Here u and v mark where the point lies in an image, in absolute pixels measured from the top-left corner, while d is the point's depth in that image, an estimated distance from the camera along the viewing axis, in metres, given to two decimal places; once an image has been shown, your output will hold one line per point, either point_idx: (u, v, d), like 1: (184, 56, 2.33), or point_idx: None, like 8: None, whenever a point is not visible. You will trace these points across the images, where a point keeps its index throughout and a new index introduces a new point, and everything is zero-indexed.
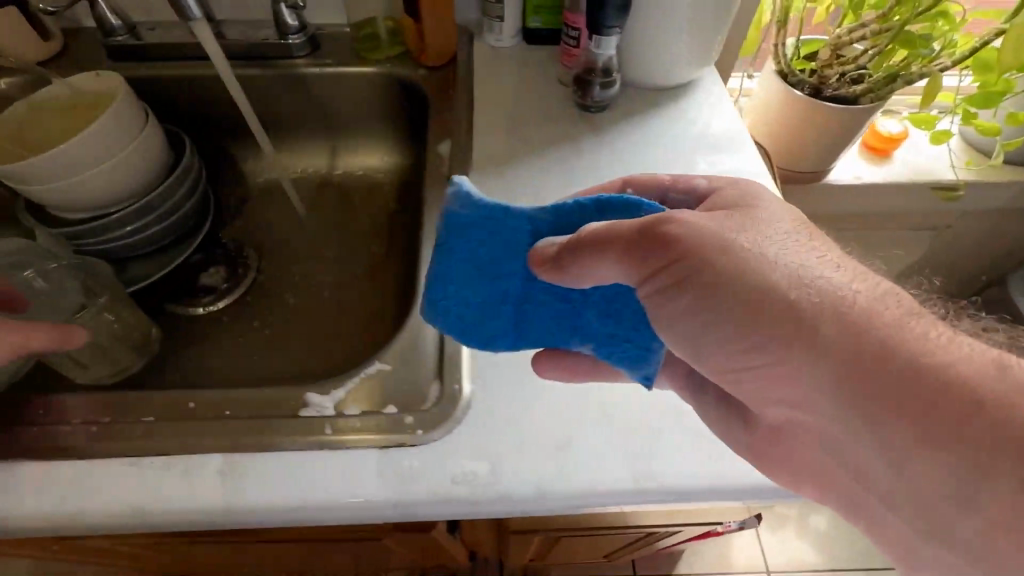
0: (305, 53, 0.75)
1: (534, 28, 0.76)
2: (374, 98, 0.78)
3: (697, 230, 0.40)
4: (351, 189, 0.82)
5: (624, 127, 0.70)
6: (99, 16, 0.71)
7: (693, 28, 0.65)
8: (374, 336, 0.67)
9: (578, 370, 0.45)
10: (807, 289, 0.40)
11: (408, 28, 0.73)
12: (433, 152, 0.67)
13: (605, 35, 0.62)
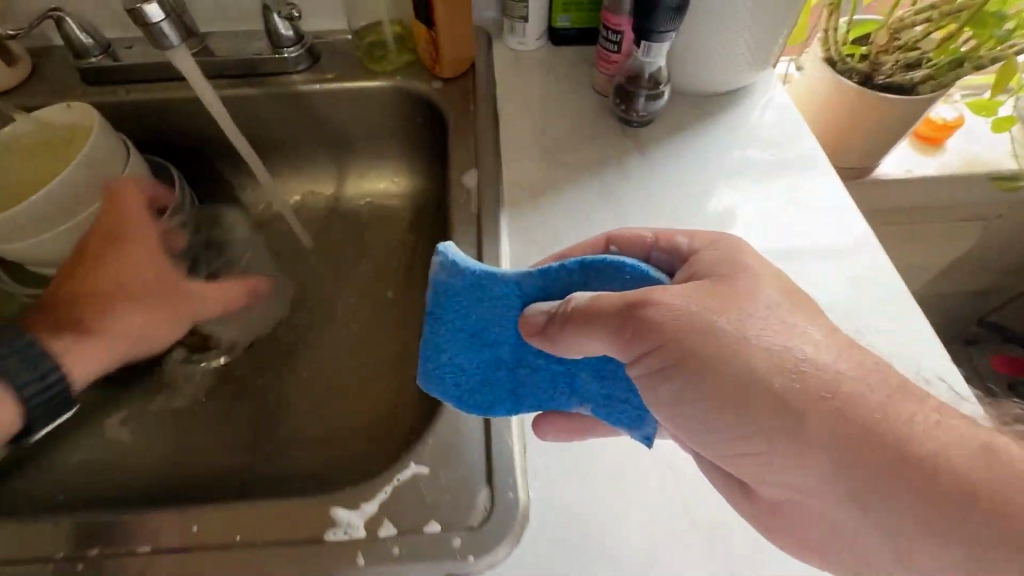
0: (305, 66, 0.66)
1: (563, 27, 0.68)
2: (383, 115, 0.69)
3: (677, 310, 0.33)
4: (360, 217, 0.74)
5: (685, 138, 0.62)
6: (68, 35, 0.62)
7: (756, 30, 0.57)
8: (398, 396, 0.60)
9: (583, 427, 0.41)
10: (814, 378, 0.32)
11: (421, 34, 0.64)
12: (458, 184, 0.58)
13: (655, 41, 0.54)
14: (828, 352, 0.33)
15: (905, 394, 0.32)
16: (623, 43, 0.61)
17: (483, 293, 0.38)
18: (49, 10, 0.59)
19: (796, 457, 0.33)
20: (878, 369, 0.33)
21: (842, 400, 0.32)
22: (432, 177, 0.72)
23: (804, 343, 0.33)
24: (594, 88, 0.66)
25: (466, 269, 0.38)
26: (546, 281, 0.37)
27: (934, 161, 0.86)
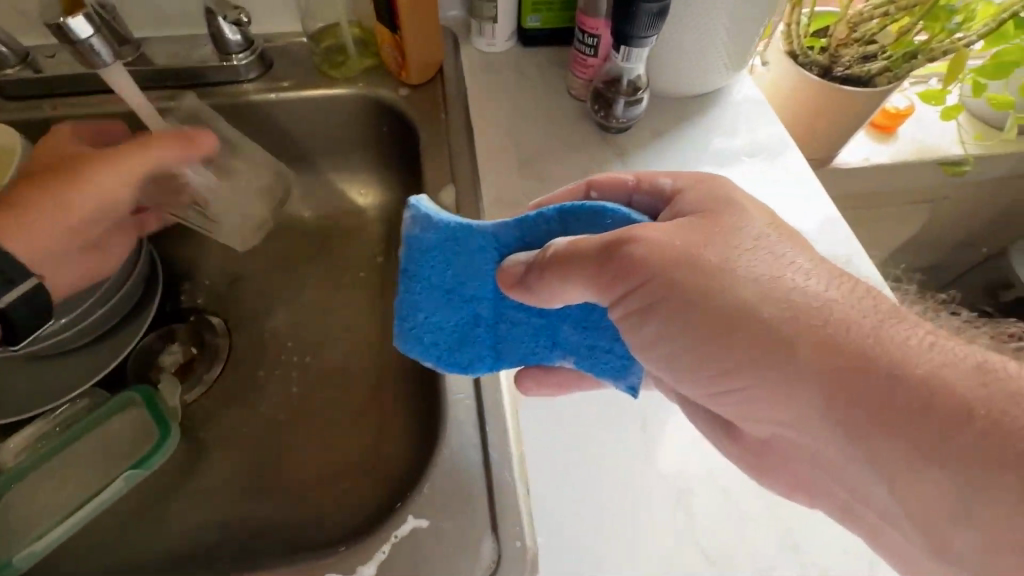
0: (256, 73, 0.66)
1: (532, 28, 0.69)
2: (351, 122, 0.69)
3: (659, 246, 0.34)
4: (331, 225, 0.73)
5: (657, 143, 0.65)
6: None
7: (732, 37, 0.60)
8: (390, 399, 0.60)
9: (563, 381, 0.45)
10: (796, 301, 0.33)
11: (386, 38, 0.64)
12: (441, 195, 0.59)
13: (632, 47, 0.57)
14: (816, 281, 0.34)
15: (893, 326, 0.33)
16: (599, 49, 0.64)
17: (460, 246, 0.40)
18: None
19: (792, 410, 0.34)
20: (867, 295, 0.35)
21: (836, 335, 0.32)
22: (401, 184, 0.71)
23: (789, 270, 0.34)
24: (568, 90, 0.69)
25: (441, 221, 0.39)
26: (526, 229, 0.40)
27: (889, 149, 0.89)
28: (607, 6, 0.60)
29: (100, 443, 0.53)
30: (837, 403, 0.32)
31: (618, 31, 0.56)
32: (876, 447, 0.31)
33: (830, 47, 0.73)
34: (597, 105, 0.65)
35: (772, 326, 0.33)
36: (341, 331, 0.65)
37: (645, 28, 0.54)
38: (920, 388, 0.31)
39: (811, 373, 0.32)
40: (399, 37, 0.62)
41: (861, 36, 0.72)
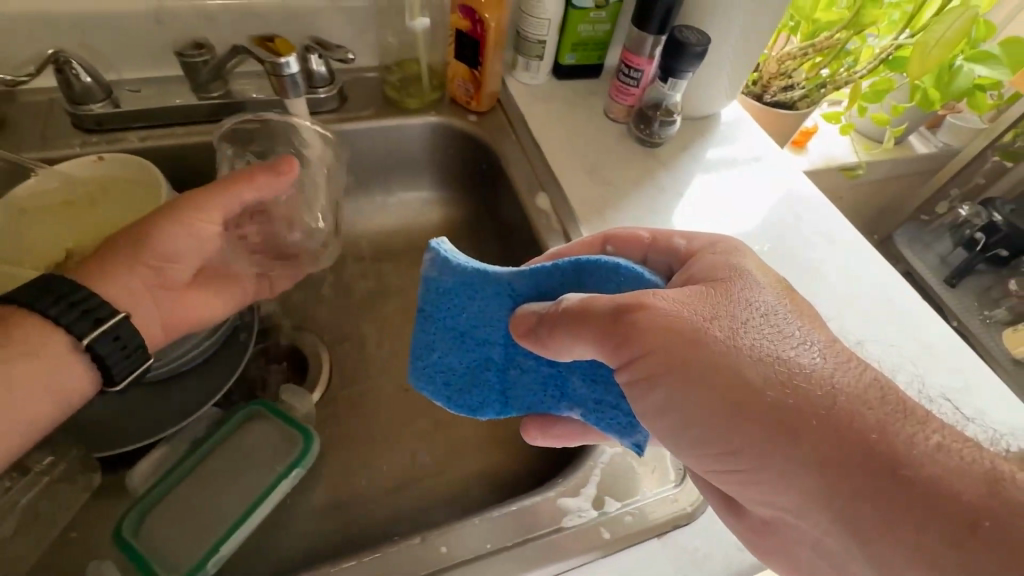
0: (332, 107, 0.65)
1: (569, 65, 0.73)
2: (419, 148, 0.70)
3: (670, 320, 0.35)
4: (391, 247, 0.73)
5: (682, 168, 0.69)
6: (71, 81, 0.56)
7: (734, 65, 0.68)
8: (456, 423, 0.60)
9: (571, 431, 0.49)
10: (810, 388, 0.34)
11: (457, 70, 0.65)
12: (533, 207, 0.62)
13: (679, 78, 0.63)
14: (827, 362, 0.35)
15: (912, 420, 0.34)
16: (641, 81, 0.68)
17: (475, 291, 0.43)
18: (50, 53, 0.53)
19: (798, 494, 0.34)
20: (875, 385, 0.35)
21: (851, 420, 0.33)
22: (462, 198, 0.73)
23: (799, 350, 0.35)
24: (606, 114, 0.72)
25: (458, 267, 0.43)
26: (537, 278, 0.42)
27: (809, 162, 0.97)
28: (653, 45, 0.65)
29: (233, 459, 0.52)
30: (849, 499, 0.32)
31: (666, 67, 0.63)
32: (899, 550, 0.30)
33: (762, 79, 0.86)
34: (638, 123, 0.70)
35: (775, 405, 0.33)
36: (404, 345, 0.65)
37: (690, 65, 0.61)
38: (956, 489, 0.31)
39: (817, 467, 0.32)
40: (479, 72, 0.63)
41: (783, 71, 0.85)
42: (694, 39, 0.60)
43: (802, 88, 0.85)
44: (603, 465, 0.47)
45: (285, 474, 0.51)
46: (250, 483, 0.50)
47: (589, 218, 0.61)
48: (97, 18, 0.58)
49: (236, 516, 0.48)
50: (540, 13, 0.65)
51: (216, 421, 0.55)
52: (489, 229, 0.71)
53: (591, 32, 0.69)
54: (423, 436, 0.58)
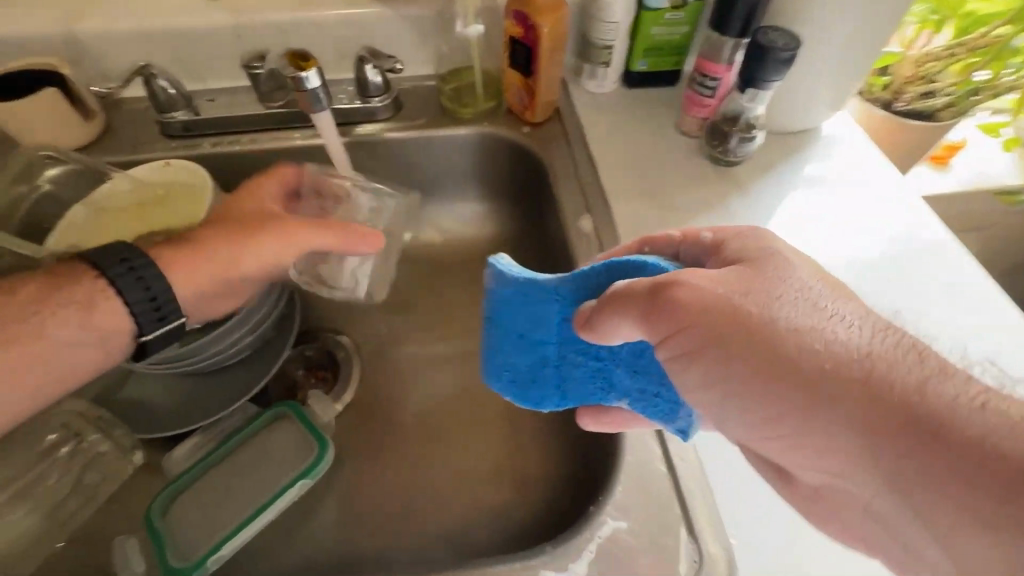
0: (390, 115, 0.66)
1: (640, 72, 0.68)
2: (472, 159, 0.68)
3: (720, 302, 0.30)
4: (441, 258, 0.71)
5: (766, 186, 0.60)
6: (156, 92, 0.61)
7: (837, 73, 0.57)
8: (480, 449, 0.56)
9: (620, 420, 0.43)
10: (881, 381, 0.27)
11: (511, 80, 0.63)
12: (578, 227, 0.56)
13: (761, 89, 0.54)
14: (885, 347, 0.29)
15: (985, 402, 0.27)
16: (718, 91, 0.59)
17: (528, 299, 0.39)
18: (140, 66, 0.59)
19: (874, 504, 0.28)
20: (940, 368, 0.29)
21: (913, 410, 0.26)
22: (514, 211, 0.70)
23: (854, 337, 0.29)
24: (677, 128, 0.65)
25: (511, 278, 0.38)
26: (583, 283, 0.37)
27: (950, 179, 0.83)
28: (733, 49, 0.56)
29: (252, 460, 0.52)
30: (929, 515, 0.26)
31: (747, 76, 0.53)
32: None
33: (894, 83, 0.74)
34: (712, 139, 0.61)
35: (836, 402, 0.27)
36: (436, 360, 0.63)
37: (775, 73, 0.51)
38: None
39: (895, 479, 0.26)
40: (532, 80, 0.60)
41: (923, 75, 0.73)
42: (780, 41, 0.50)
43: (946, 93, 0.72)
44: (600, 541, 0.40)
45: (293, 483, 0.50)
46: (263, 490, 0.50)
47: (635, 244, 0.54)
48: (188, 32, 0.63)
49: (242, 518, 0.49)
50: (605, 17, 0.61)
51: (250, 416, 0.56)
52: (535, 248, 0.67)
53: (666, 35, 0.64)
54: (439, 460, 0.55)
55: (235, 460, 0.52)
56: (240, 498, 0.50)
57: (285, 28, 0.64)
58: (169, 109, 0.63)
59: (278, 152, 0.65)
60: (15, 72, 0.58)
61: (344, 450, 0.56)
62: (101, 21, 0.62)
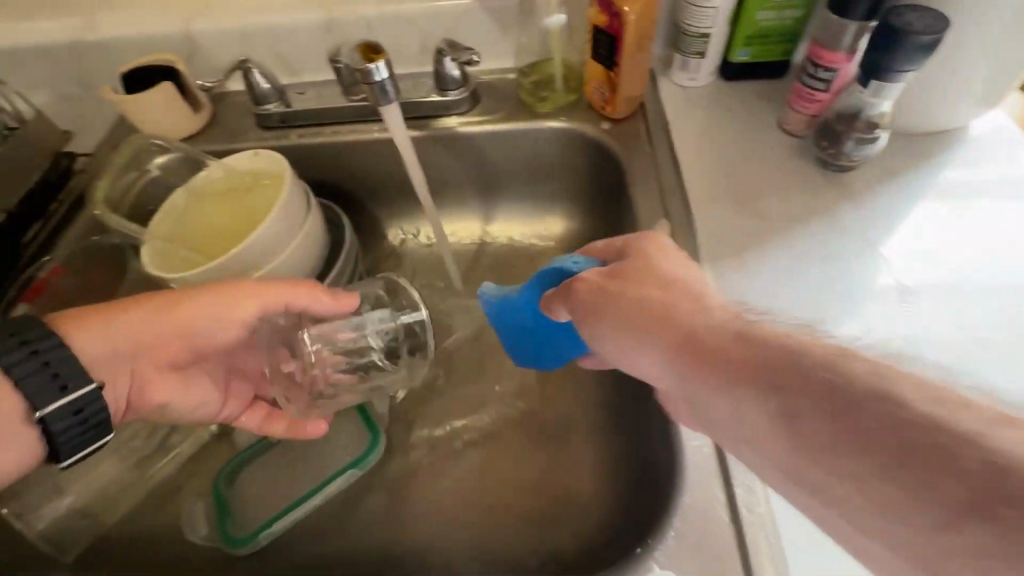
0: (466, 109, 0.64)
1: (740, 63, 0.61)
2: (547, 156, 0.65)
3: (597, 281, 0.35)
4: (509, 257, 0.69)
5: (883, 208, 0.51)
6: (253, 85, 0.65)
7: (994, 61, 0.46)
8: (531, 461, 0.53)
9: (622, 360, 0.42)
10: (779, 343, 0.26)
11: (593, 72, 0.59)
12: (650, 233, 0.51)
13: (890, 80, 0.45)
14: None
15: None
16: (834, 84, 0.51)
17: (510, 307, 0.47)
18: (239, 62, 0.63)
19: None
20: None
21: (819, 377, 0.24)
22: (588, 212, 0.67)
23: None
24: (779, 126, 0.57)
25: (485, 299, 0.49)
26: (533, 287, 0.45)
27: None
28: (856, 35, 0.48)
29: (309, 446, 0.55)
30: None
31: (873, 65, 0.45)
32: None
33: None
34: (823, 139, 0.53)
35: None
36: (494, 362, 0.61)
37: (909, 60, 0.43)
38: None
39: (849, 476, 0.22)
40: (614, 72, 0.56)
41: None
42: (919, 24, 0.42)
43: None
44: None
45: (343, 470, 0.52)
46: (318, 476, 0.53)
47: (717, 258, 0.49)
48: (286, 29, 0.67)
49: (296, 497, 0.51)
50: (703, 2, 0.55)
51: None
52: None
53: (774, 19, 0.56)
54: (486, 467, 0.54)
55: (295, 445, 0.55)
56: (297, 480, 0.52)
57: (373, 22, 0.66)
58: (264, 102, 0.66)
59: (359, 144, 0.67)
60: (142, 68, 0.65)
61: (395, 444, 0.56)
62: (214, 21, 0.67)
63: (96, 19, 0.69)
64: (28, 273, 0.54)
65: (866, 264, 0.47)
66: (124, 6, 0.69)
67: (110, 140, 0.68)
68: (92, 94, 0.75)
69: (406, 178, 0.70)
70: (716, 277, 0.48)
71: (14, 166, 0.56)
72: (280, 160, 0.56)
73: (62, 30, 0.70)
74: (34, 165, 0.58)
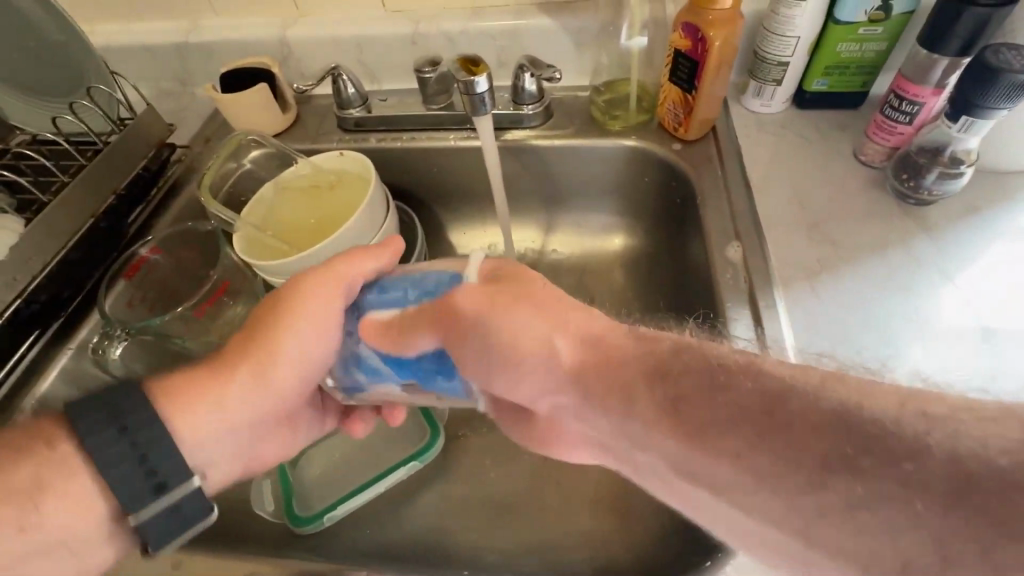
0: (538, 123, 0.67)
1: (817, 92, 0.61)
2: (614, 172, 0.67)
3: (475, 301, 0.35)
4: (568, 268, 0.71)
5: (956, 246, 0.50)
6: (340, 90, 0.69)
7: None
8: (586, 469, 0.54)
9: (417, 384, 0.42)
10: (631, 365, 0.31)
11: (668, 94, 0.60)
12: (722, 254, 0.52)
13: (980, 117, 0.45)
14: None
15: None
16: (918, 117, 0.51)
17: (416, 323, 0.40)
18: (331, 68, 0.67)
19: None
20: None
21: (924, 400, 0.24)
22: (649, 229, 0.68)
23: None
24: (854, 155, 0.58)
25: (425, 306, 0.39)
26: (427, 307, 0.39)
27: None
28: (947, 71, 0.48)
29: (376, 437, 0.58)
30: None
31: (962, 99, 0.45)
32: None
33: None
34: (902, 171, 0.53)
35: None
36: None
37: (1004, 98, 0.43)
38: None
39: (770, 471, 0.24)
40: (692, 95, 0.57)
41: None
42: (1016, 62, 0.42)
43: None
44: None
45: (405, 462, 0.54)
46: (381, 465, 0.55)
47: (791, 283, 0.49)
48: (374, 39, 0.71)
49: (354, 487, 0.53)
50: (785, 31, 0.56)
51: None
52: (673, 270, 0.64)
53: (855, 51, 0.57)
54: (541, 472, 0.54)
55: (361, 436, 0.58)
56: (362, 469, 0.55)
57: (456, 38, 0.69)
58: (348, 106, 0.70)
59: (434, 150, 0.70)
60: (240, 69, 0.69)
61: (452, 441, 0.57)
62: (308, 29, 0.72)
63: (201, 23, 0.75)
64: (129, 250, 0.58)
65: (933, 292, 0.47)
66: (227, 13, 0.74)
67: (203, 133, 0.73)
68: (189, 91, 0.80)
69: (473, 186, 0.73)
70: (792, 299, 0.48)
71: (127, 154, 0.60)
72: (366, 162, 0.59)
73: (169, 32, 0.75)
74: (142, 152, 0.62)
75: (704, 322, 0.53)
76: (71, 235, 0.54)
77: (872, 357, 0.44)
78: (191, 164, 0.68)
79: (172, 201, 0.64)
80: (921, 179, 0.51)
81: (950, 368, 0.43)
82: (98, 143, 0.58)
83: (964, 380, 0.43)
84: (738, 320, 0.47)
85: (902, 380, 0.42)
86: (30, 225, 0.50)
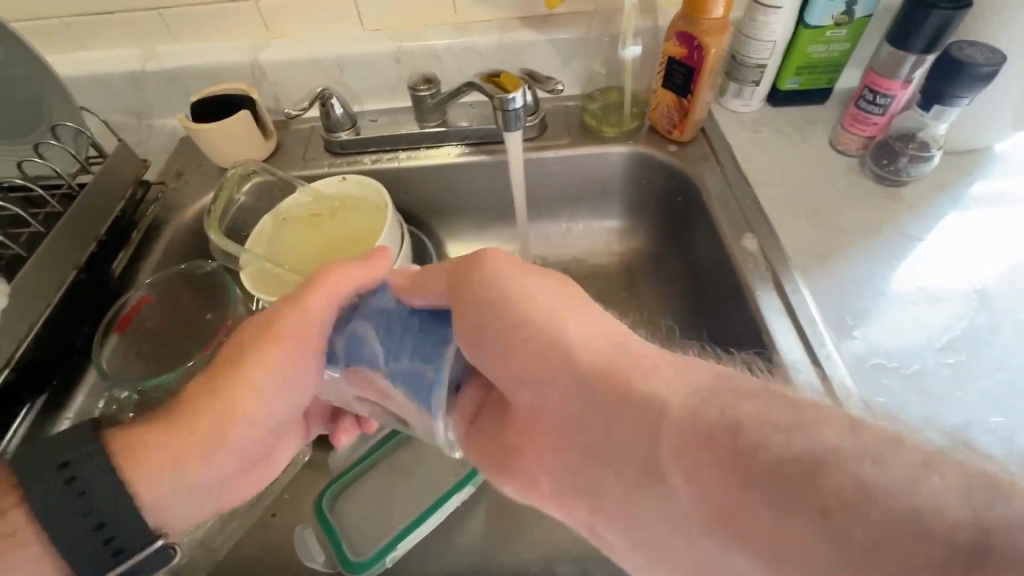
0: (535, 134, 0.68)
1: (789, 90, 0.66)
2: (610, 176, 0.69)
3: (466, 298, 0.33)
4: (574, 271, 0.72)
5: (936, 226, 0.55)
6: (329, 113, 0.66)
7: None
8: None
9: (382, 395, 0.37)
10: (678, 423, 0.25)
11: (661, 100, 0.63)
12: (737, 247, 0.55)
13: (948, 104, 0.52)
14: None
15: None
16: (889, 109, 0.58)
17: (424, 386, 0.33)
18: (320, 91, 0.64)
19: None
20: None
21: None
22: (648, 228, 0.71)
23: None
24: (831, 145, 0.63)
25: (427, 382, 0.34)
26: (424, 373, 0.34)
27: None
28: (913, 67, 0.55)
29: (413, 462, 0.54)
30: None
31: (934, 91, 0.52)
32: None
33: None
34: (880, 155, 0.59)
35: None
36: None
37: (970, 87, 0.49)
38: None
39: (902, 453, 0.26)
40: (688, 99, 0.61)
41: None
42: (980, 57, 0.48)
43: None
44: None
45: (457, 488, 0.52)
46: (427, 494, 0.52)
47: (805, 266, 0.53)
48: (356, 58, 0.69)
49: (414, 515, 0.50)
50: (764, 36, 0.60)
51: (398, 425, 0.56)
52: (681, 267, 0.66)
53: (824, 52, 0.62)
54: None
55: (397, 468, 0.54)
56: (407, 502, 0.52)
57: (442, 54, 0.69)
58: (337, 128, 0.68)
59: (431, 169, 0.68)
60: (215, 97, 0.65)
61: None
62: (283, 52, 0.68)
63: (159, 49, 0.70)
64: (118, 301, 0.52)
65: (935, 288, 0.51)
66: (187, 39, 0.69)
67: (173, 167, 0.68)
68: (146, 123, 0.74)
69: (472, 201, 0.72)
70: (809, 280, 0.52)
71: (102, 197, 0.55)
72: (373, 180, 0.57)
73: (121, 60, 0.69)
74: (120, 193, 0.57)
75: (727, 314, 0.56)
76: (56, 291, 0.49)
77: (880, 334, 0.48)
78: (169, 202, 0.63)
79: (155, 245, 0.59)
80: (903, 156, 0.57)
81: (950, 332, 0.48)
82: (72, 187, 0.53)
83: (968, 342, 0.48)
84: (769, 307, 0.50)
85: (904, 358, 0.47)
86: (10, 284, 0.45)
